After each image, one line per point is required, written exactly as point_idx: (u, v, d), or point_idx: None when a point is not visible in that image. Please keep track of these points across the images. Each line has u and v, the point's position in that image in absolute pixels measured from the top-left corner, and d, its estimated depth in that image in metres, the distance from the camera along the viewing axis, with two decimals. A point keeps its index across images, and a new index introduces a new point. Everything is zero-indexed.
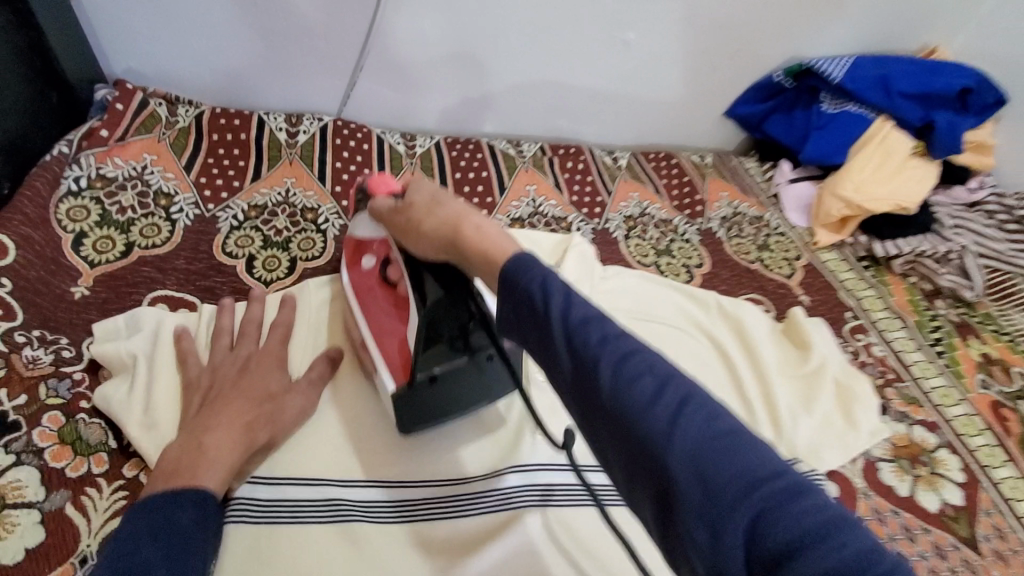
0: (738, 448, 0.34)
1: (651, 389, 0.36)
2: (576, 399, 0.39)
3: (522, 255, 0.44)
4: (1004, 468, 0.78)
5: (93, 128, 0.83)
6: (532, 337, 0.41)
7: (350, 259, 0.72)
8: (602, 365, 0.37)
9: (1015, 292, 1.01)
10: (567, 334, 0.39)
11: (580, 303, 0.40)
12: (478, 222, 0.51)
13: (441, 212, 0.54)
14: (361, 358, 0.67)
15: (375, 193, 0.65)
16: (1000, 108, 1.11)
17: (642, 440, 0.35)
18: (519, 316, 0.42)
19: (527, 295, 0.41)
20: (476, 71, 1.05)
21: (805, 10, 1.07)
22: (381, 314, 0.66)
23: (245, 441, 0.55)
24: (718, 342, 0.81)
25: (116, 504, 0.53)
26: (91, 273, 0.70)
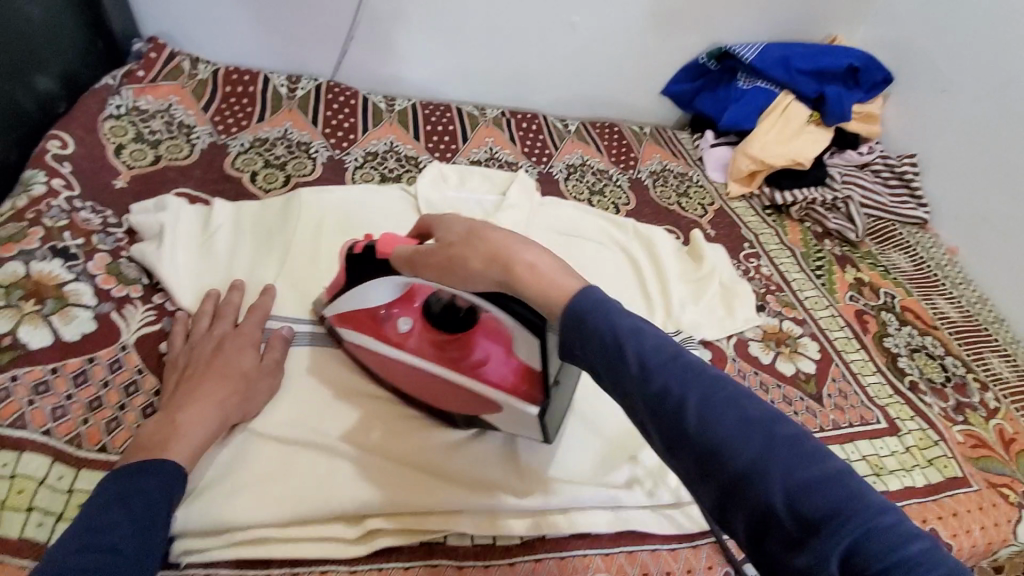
0: (833, 477, 0.35)
1: (743, 423, 0.38)
2: (666, 435, 0.40)
3: (587, 300, 0.46)
4: (856, 352, 0.97)
5: (133, 70, 1.04)
6: (618, 378, 0.43)
7: (369, 332, 0.71)
8: (688, 400, 0.40)
9: (894, 235, 1.23)
10: (648, 372, 0.42)
11: (656, 345, 0.43)
12: (525, 254, 0.52)
13: (486, 243, 0.54)
14: (443, 401, 0.68)
15: (388, 253, 0.67)
16: (885, 85, 1.34)
17: (735, 468, 0.37)
18: (600, 358, 0.44)
19: (606, 341, 0.44)
20: (448, 43, 1.26)
21: (724, 4, 1.29)
22: (447, 354, 0.67)
23: (216, 420, 0.61)
24: (629, 253, 1.00)
25: (148, 318, 0.73)
26: (129, 172, 0.90)
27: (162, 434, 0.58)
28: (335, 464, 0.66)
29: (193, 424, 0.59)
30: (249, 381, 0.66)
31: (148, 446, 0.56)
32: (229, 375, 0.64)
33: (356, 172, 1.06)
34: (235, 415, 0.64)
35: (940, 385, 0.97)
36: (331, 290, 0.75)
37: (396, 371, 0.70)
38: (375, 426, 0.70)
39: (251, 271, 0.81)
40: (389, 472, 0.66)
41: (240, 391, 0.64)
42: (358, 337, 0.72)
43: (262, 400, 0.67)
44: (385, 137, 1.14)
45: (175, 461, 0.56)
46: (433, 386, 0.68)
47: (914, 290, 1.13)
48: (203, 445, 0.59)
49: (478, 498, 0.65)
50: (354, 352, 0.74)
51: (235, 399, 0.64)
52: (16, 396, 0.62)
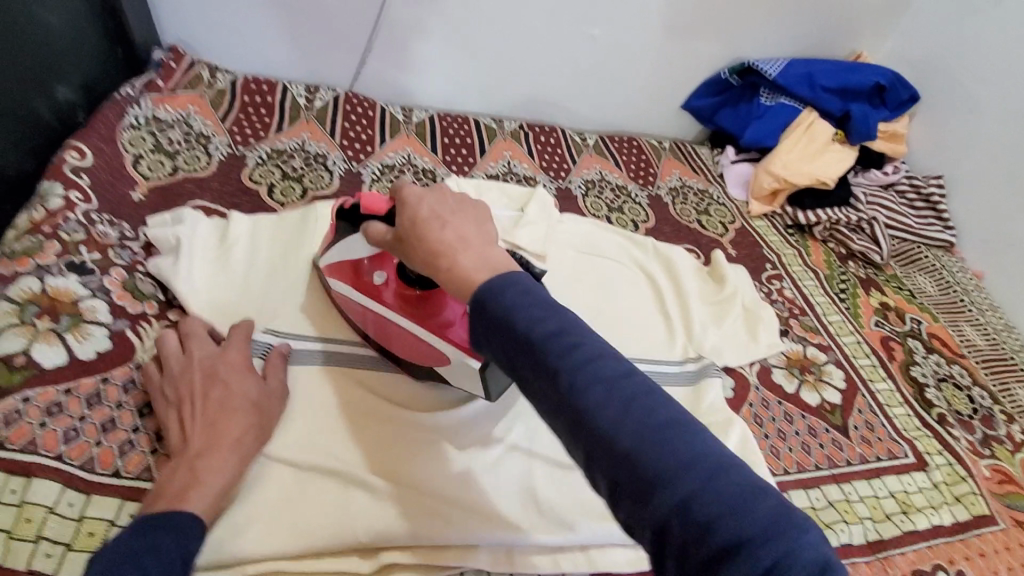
0: (682, 439, 0.37)
1: (610, 393, 0.39)
2: (544, 403, 0.41)
3: (492, 280, 0.45)
4: (882, 381, 0.95)
5: (152, 79, 1.04)
6: (505, 350, 0.43)
7: (346, 278, 0.74)
8: (564, 371, 0.40)
9: (920, 259, 1.20)
10: (532, 342, 0.41)
11: (543, 316, 0.42)
12: (456, 257, 0.49)
13: (425, 243, 0.51)
14: (405, 351, 0.72)
15: (371, 208, 0.67)
16: (913, 103, 1.31)
17: (596, 430, 0.38)
18: (492, 331, 0.44)
19: (497, 315, 0.43)
20: (467, 55, 1.24)
21: (747, 19, 1.27)
22: (414, 309, 0.70)
23: (235, 466, 0.59)
24: (649, 273, 0.98)
25: (163, 335, 0.72)
26: (146, 183, 0.90)
27: (182, 484, 0.56)
28: (349, 494, 0.64)
29: (214, 474, 0.58)
30: (260, 407, 0.64)
31: (166, 496, 0.55)
32: (234, 411, 0.62)
33: (373, 185, 1.05)
34: (253, 443, 0.62)
35: (968, 418, 0.94)
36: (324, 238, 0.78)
37: (363, 316, 0.74)
38: (391, 460, 0.67)
39: (267, 286, 0.80)
40: (406, 504, 0.64)
41: (251, 421, 0.63)
42: (336, 282, 0.75)
43: (276, 424, 0.66)
44: (402, 149, 1.13)
45: (194, 511, 0.54)
46: (393, 332, 0.71)
47: (940, 316, 1.10)
48: (224, 488, 0.58)
49: (497, 534, 0.63)
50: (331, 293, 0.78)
51: (249, 430, 0.62)
52: (27, 418, 0.61)
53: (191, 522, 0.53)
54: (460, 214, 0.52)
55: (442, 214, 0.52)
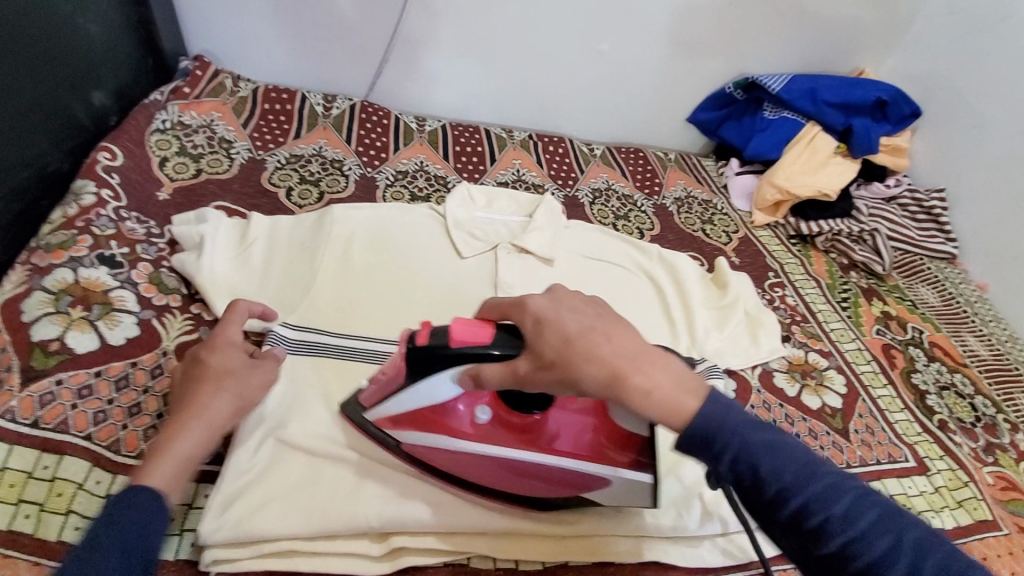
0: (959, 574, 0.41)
1: (877, 529, 0.43)
2: (802, 551, 0.44)
3: (708, 408, 0.48)
4: (883, 388, 0.96)
5: (179, 86, 1.10)
6: (747, 488, 0.46)
7: (439, 431, 0.63)
8: (831, 514, 0.43)
9: (920, 270, 1.22)
10: (783, 485, 0.44)
11: (785, 459, 0.45)
12: (642, 377, 0.49)
13: (598, 363, 0.49)
14: (539, 488, 0.64)
15: (463, 349, 0.56)
16: (914, 118, 1.34)
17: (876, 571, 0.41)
18: (733, 474, 0.46)
19: (738, 459, 0.46)
20: (479, 67, 1.29)
21: (752, 35, 1.30)
22: (539, 443, 0.62)
23: (200, 437, 0.58)
24: (654, 279, 1.00)
25: (186, 326, 0.76)
26: (171, 184, 0.95)
27: (150, 452, 0.56)
28: (361, 481, 0.66)
29: (178, 444, 0.57)
30: (233, 379, 0.64)
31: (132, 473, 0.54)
32: (202, 382, 0.62)
33: (387, 190, 1.09)
34: (227, 412, 0.62)
35: (969, 425, 0.95)
36: (374, 387, 0.65)
37: (478, 467, 0.64)
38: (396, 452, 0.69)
39: (284, 282, 0.83)
40: (417, 490, 0.66)
41: (226, 393, 0.62)
42: (425, 438, 0.64)
43: (256, 393, 0.66)
44: (415, 156, 1.17)
45: (152, 482, 0.53)
46: (532, 475, 0.63)
47: (942, 326, 1.11)
48: (192, 456, 0.57)
49: (503, 520, 0.66)
50: (414, 452, 0.66)
51: (218, 397, 0.61)
52: (60, 400, 0.64)
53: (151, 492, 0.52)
54: (605, 318, 0.53)
55: (592, 326, 0.51)
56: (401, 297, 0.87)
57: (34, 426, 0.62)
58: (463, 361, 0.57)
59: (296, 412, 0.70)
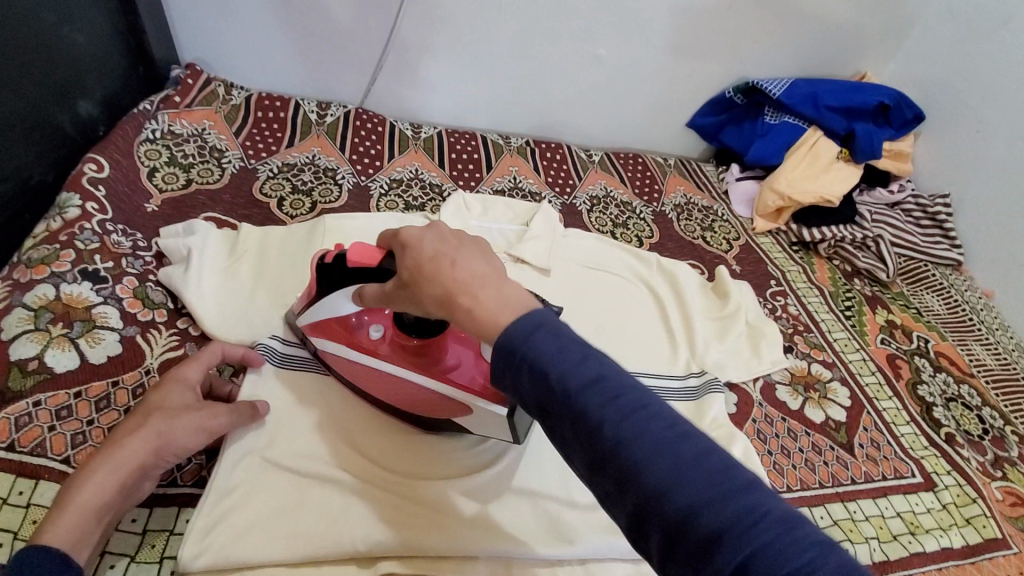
0: (733, 489, 0.35)
1: (654, 449, 0.37)
2: (589, 463, 0.39)
3: (518, 326, 0.43)
4: (888, 400, 0.94)
5: (170, 95, 1.08)
6: (539, 402, 0.41)
7: (340, 339, 0.69)
8: (607, 423, 0.38)
9: (926, 277, 1.20)
10: (569, 395, 0.39)
11: (576, 363, 0.41)
12: (475, 296, 0.45)
13: (436, 283, 0.47)
14: (418, 407, 0.68)
15: (359, 263, 0.61)
16: (917, 122, 1.32)
17: (644, 484, 0.36)
18: (526, 384, 0.42)
19: (529, 366, 0.41)
20: (475, 72, 1.27)
21: (751, 39, 1.29)
22: (419, 360, 0.67)
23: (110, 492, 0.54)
24: (653, 288, 0.98)
25: (170, 342, 0.74)
26: (160, 196, 0.94)
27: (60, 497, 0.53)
28: (349, 502, 0.64)
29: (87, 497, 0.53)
30: (159, 423, 0.58)
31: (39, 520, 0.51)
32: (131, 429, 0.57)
33: (381, 199, 1.07)
34: (146, 456, 0.56)
35: (977, 438, 0.92)
36: (302, 297, 0.73)
37: (366, 377, 0.69)
38: (383, 477, 0.67)
39: (274, 295, 0.81)
40: (407, 512, 0.64)
41: (148, 438, 0.57)
42: (329, 344, 0.70)
43: (185, 441, 0.59)
44: (409, 164, 1.15)
45: (51, 541, 0.50)
46: (409, 392, 0.68)
47: (948, 334, 1.09)
48: (103, 507, 0.54)
49: (497, 543, 0.63)
50: (322, 358, 0.72)
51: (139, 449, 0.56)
52: (38, 421, 0.63)
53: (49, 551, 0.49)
54: (466, 246, 0.49)
55: (449, 251, 0.48)
56: None
57: (9, 450, 0.61)
58: (358, 279, 0.63)
59: (284, 431, 0.68)
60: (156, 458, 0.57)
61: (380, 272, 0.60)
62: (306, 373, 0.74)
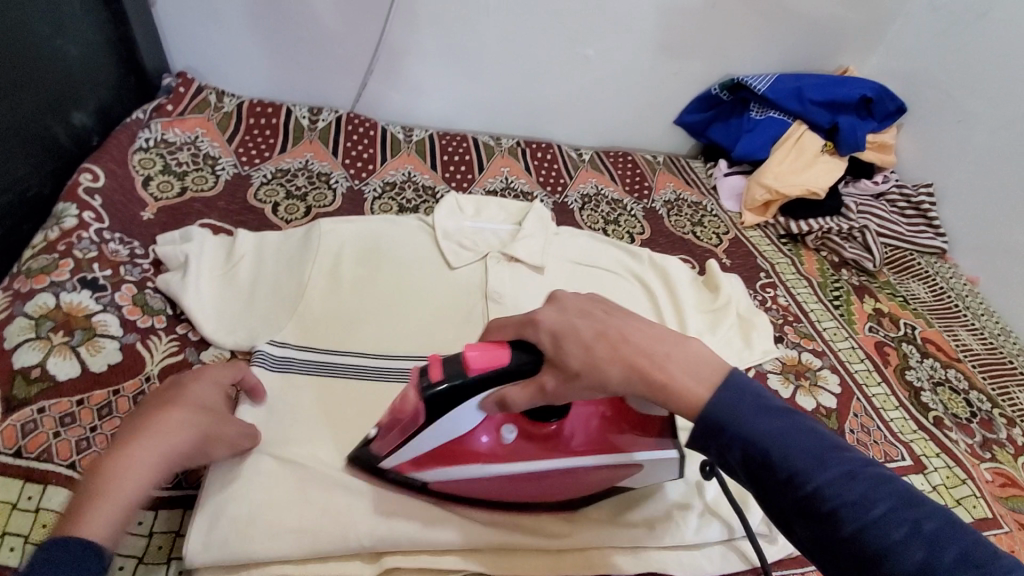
0: (947, 545, 0.41)
1: (907, 528, 0.42)
2: (807, 528, 0.46)
3: (719, 399, 0.50)
4: (878, 386, 0.96)
5: (162, 104, 1.10)
6: (762, 482, 0.48)
7: (463, 460, 0.63)
8: (823, 490, 0.45)
9: (911, 265, 1.22)
10: (784, 465, 0.46)
11: (789, 438, 0.47)
12: (666, 373, 0.52)
13: (621, 362, 0.53)
14: (575, 488, 0.67)
15: (491, 369, 0.56)
16: (900, 114, 1.35)
17: (865, 544, 0.43)
18: (738, 457, 0.49)
19: (741, 442, 0.48)
20: (465, 75, 1.29)
21: (735, 37, 1.31)
22: (566, 443, 0.64)
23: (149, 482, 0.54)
24: (645, 283, 1.00)
25: (170, 348, 0.76)
26: (156, 204, 0.94)
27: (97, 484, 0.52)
28: (355, 499, 0.65)
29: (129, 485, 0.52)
30: (185, 412, 0.59)
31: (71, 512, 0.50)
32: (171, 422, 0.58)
33: (375, 202, 1.08)
34: (183, 450, 0.57)
35: (965, 421, 0.95)
36: (383, 438, 0.62)
37: (511, 484, 0.65)
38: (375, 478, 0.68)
39: (271, 298, 0.81)
40: (410, 507, 0.65)
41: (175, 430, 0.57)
42: (450, 471, 0.63)
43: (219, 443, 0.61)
44: (402, 167, 1.17)
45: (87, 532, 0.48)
46: (567, 479, 0.65)
47: (934, 321, 1.11)
48: (137, 500, 0.53)
49: (496, 535, 0.65)
50: (439, 486, 0.65)
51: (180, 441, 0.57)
52: (43, 428, 0.64)
53: (84, 541, 0.47)
54: (617, 315, 0.56)
55: (613, 327, 0.55)
56: (395, 305, 0.86)
57: (17, 456, 0.62)
58: (487, 386, 0.57)
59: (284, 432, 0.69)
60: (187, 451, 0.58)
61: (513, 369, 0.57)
62: (307, 372, 0.75)
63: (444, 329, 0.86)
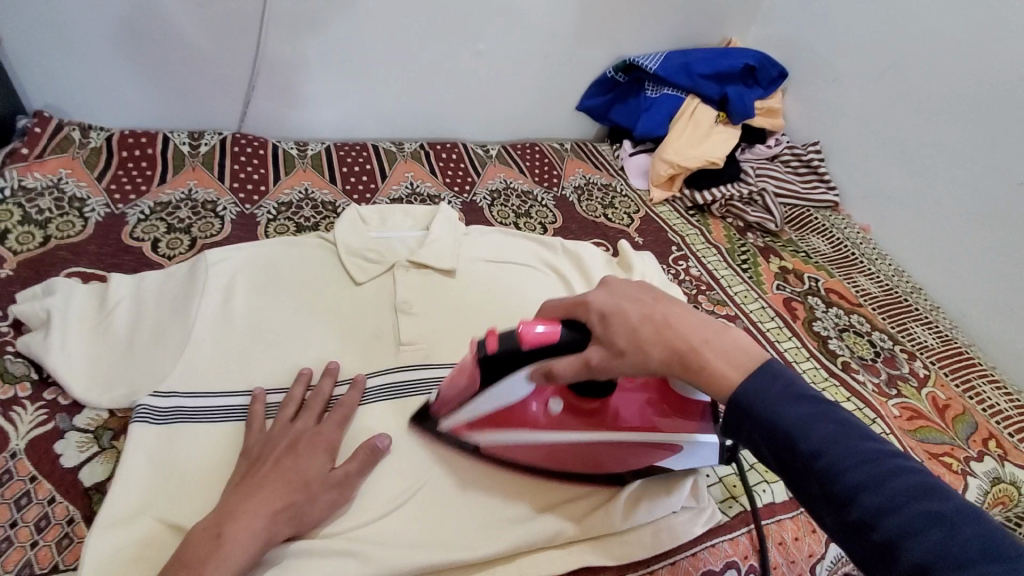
0: (968, 534, 0.41)
1: (923, 515, 0.43)
2: (830, 512, 0.47)
3: (751, 382, 0.53)
4: (789, 341, 1.00)
5: (17, 148, 1.00)
6: (786, 464, 0.50)
7: (516, 427, 0.69)
8: (841, 475, 0.46)
9: (810, 221, 1.29)
10: (805, 449, 0.48)
11: (815, 422, 0.49)
12: (706, 355, 0.55)
13: (666, 343, 0.57)
14: (620, 463, 0.70)
15: (543, 344, 0.59)
16: (783, 79, 1.42)
17: (882, 529, 0.44)
18: (764, 439, 0.51)
19: (768, 425, 0.51)
20: (357, 82, 1.24)
21: (623, 20, 1.33)
22: (615, 419, 0.68)
23: (257, 547, 0.57)
24: (559, 272, 1.00)
25: (38, 417, 0.69)
26: (14, 258, 0.86)
27: (211, 539, 0.56)
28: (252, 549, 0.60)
29: (239, 544, 0.56)
30: (286, 461, 0.63)
31: (186, 564, 0.54)
32: (285, 485, 0.61)
33: (269, 225, 1.02)
34: (284, 524, 0.59)
35: (871, 361, 1.00)
36: (448, 397, 0.69)
37: (554, 454, 0.70)
38: None
39: (153, 344, 0.75)
40: (319, 548, 0.61)
41: (280, 476, 0.62)
42: (502, 435, 0.69)
43: (318, 515, 0.62)
44: (298, 184, 1.11)
45: None
46: (599, 451, 0.69)
47: (835, 271, 1.17)
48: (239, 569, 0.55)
49: (414, 559, 0.62)
50: (490, 450, 0.71)
51: (279, 516, 0.59)
52: None
53: None
54: (662, 303, 0.60)
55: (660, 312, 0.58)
56: (298, 332, 0.82)
57: None
58: (535, 359, 0.61)
59: (175, 492, 0.64)
60: (296, 491, 0.61)
61: (562, 346, 0.59)
62: (201, 419, 0.70)
63: (354, 350, 0.82)
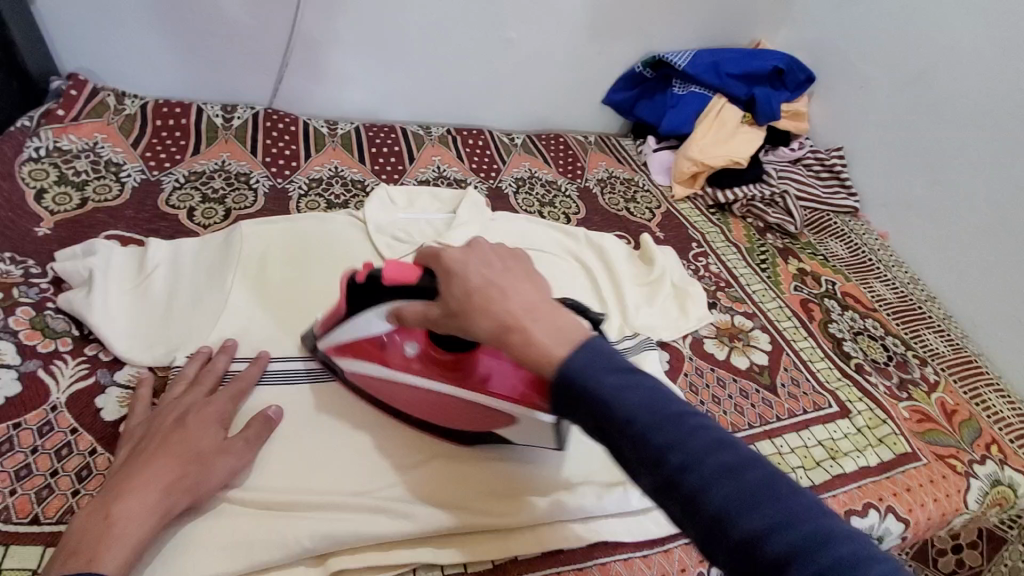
0: (757, 481, 0.42)
1: (722, 470, 0.43)
2: (645, 475, 0.45)
3: (576, 355, 0.49)
4: (805, 341, 1.02)
5: (51, 109, 1.01)
6: (604, 432, 0.47)
7: (378, 362, 0.70)
8: (653, 438, 0.44)
9: (829, 226, 1.30)
10: (621, 415, 0.46)
11: (628, 389, 0.47)
12: (528, 329, 0.51)
13: (489, 313, 0.52)
14: (477, 425, 0.69)
15: (396, 285, 0.61)
16: (809, 84, 1.43)
17: (688, 487, 0.43)
18: (584, 409, 0.48)
19: (587, 395, 0.47)
20: (388, 65, 1.25)
21: (653, 16, 1.34)
22: (473, 379, 0.67)
23: (154, 523, 0.55)
24: (583, 261, 1.01)
25: (79, 371, 0.71)
26: (52, 218, 0.87)
27: (97, 521, 0.54)
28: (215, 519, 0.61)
29: (132, 523, 0.54)
30: (173, 437, 0.60)
31: (78, 552, 0.51)
32: (169, 459, 0.58)
33: (301, 200, 1.03)
34: (174, 499, 0.57)
35: (884, 365, 1.02)
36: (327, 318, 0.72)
37: (411, 398, 0.70)
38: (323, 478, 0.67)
39: (192, 310, 0.77)
40: (360, 506, 0.64)
41: (168, 449, 0.59)
42: (366, 368, 0.70)
43: (218, 485, 0.61)
44: (328, 162, 1.12)
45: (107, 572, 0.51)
46: (467, 412, 0.68)
47: (852, 276, 1.19)
48: (141, 544, 0.54)
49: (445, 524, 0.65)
50: (354, 379, 0.72)
51: (168, 491, 0.57)
52: None
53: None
54: (510, 273, 0.54)
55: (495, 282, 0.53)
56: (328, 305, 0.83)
57: None
58: (392, 297, 0.62)
59: None
60: (186, 465, 0.59)
61: (414, 291, 0.60)
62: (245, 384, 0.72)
63: None
